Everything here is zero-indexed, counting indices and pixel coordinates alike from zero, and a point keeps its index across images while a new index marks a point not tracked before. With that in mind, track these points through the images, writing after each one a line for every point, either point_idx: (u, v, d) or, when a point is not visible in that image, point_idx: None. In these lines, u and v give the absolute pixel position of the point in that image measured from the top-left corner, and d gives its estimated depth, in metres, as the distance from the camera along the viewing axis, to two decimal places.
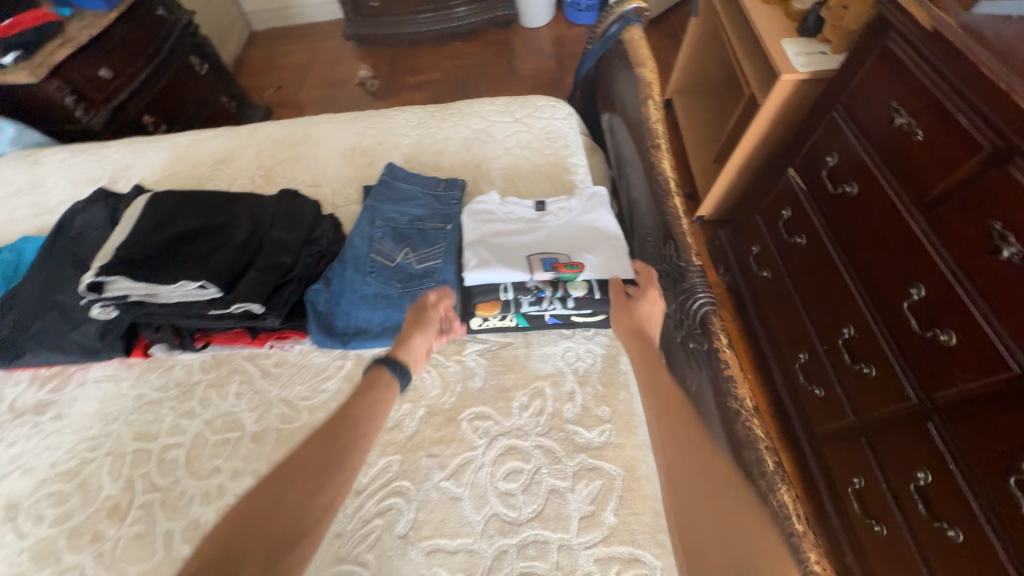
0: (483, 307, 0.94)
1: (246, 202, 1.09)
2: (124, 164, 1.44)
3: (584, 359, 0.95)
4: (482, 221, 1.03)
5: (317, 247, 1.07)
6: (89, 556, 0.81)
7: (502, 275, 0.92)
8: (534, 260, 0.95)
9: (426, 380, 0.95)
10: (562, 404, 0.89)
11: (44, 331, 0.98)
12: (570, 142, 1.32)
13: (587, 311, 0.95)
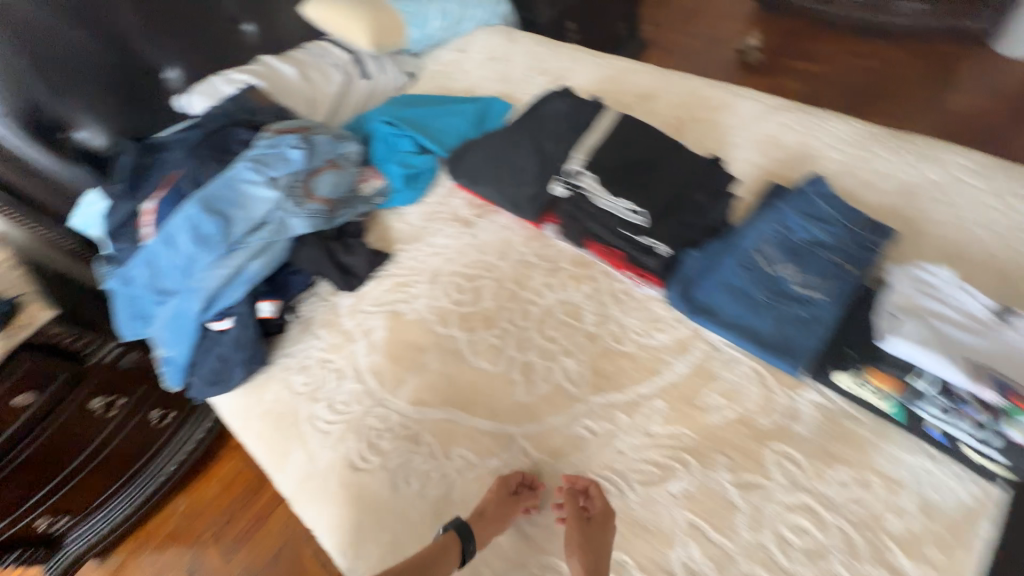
0: (884, 382, 0.68)
1: (463, 148, 1.12)
2: (305, 77, 1.34)
3: (938, 492, 0.64)
4: (929, 296, 0.71)
5: (530, 205, 0.99)
6: (310, 501, 0.81)
7: (940, 365, 0.64)
8: (1000, 379, 0.62)
9: (669, 387, 0.78)
10: (884, 504, 0.64)
11: (257, 249, 0.95)
12: (844, 127, 1.04)
13: (993, 449, 0.63)
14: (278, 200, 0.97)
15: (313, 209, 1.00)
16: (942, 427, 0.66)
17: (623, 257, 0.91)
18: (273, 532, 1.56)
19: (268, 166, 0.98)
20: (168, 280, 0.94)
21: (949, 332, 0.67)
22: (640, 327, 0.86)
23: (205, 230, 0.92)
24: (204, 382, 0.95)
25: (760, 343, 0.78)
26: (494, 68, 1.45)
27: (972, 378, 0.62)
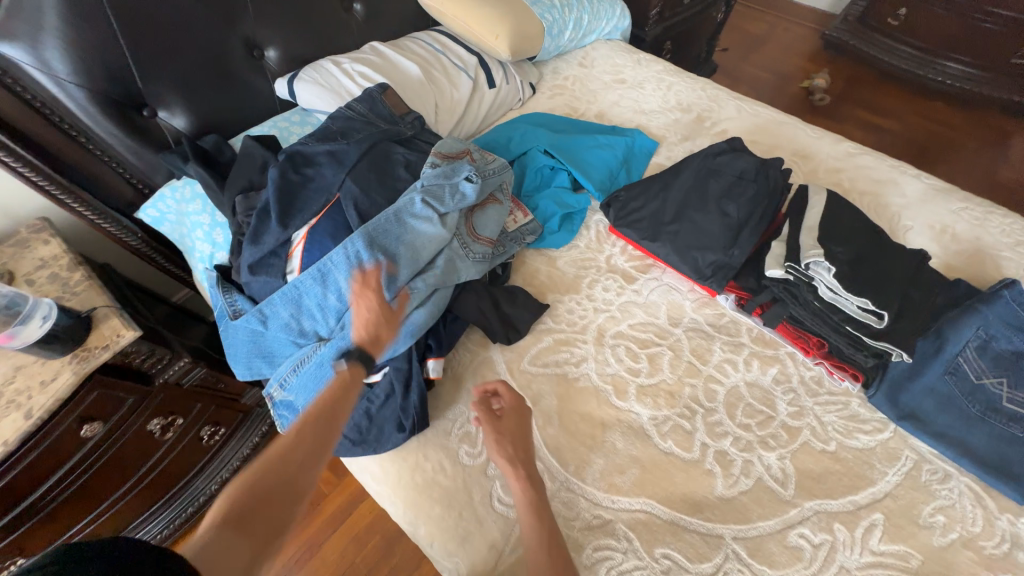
0: None
1: (627, 194, 1.03)
2: (429, 75, 1.18)
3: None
4: None
5: (714, 269, 0.92)
6: None
7: None
8: None
9: (885, 499, 0.76)
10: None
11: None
12: (1013, 223, 1.03)
13: None
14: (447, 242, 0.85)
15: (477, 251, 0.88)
16: None
17: (822, 346, 0.86)
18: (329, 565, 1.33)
19: (439, 202, 0.84)
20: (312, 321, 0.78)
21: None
22: (840, 425, 0.82)
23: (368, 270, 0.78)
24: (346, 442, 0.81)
25: (975, 461, 0.76)
26: (624, 93, 1.35)
27: None
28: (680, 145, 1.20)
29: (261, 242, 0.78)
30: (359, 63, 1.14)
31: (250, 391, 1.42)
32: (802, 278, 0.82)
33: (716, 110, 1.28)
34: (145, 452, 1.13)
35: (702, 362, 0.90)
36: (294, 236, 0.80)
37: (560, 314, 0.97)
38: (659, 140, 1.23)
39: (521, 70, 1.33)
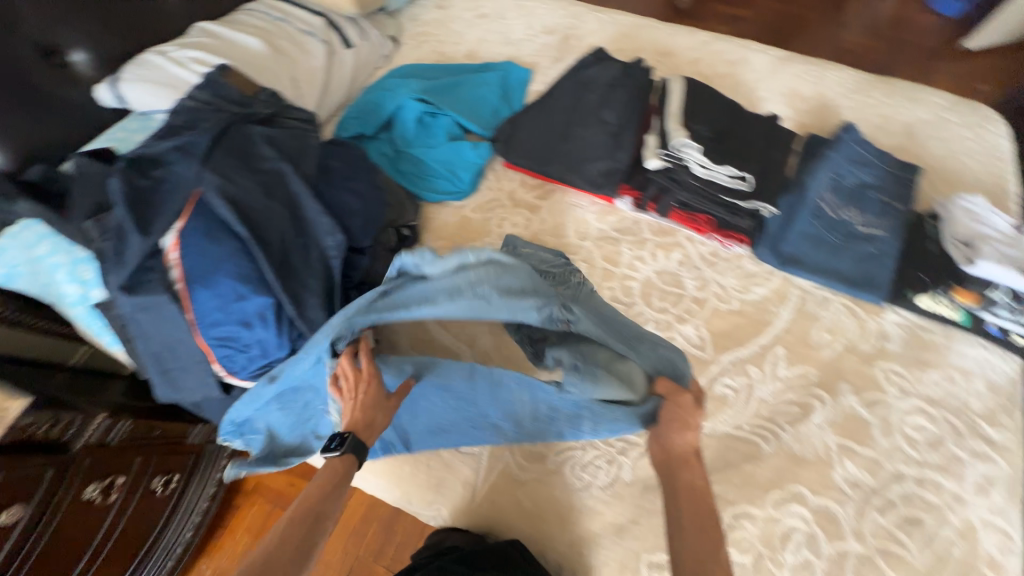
0: (963, 294, 0.81)
1: (512, 123, 1.04)
2: (275, 46, 1.08)
3: (997, 372, 0.83)
4: (988, 227, 0.83)
5: (606, 177, 0.97)
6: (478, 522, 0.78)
7: (1006, 276, 0.78)
8: None
9: (784, 334, 0.88)
10: (970, 394, 0.81)
11: (329, 275, 0.81)
12: (845, 74, 1.16)
13: None
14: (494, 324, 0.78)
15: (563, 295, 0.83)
16: (1001, 323, 0.82)
17: (710, 222, 0.95)
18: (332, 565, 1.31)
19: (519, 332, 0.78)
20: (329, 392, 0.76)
21: (1002, 247, 0.81)
22: (739, 284, 0.93)
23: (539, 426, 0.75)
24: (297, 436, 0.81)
25: (847, 281, 0.90)
26: (489, 27, 1.32)
27: None
28: (553, 67, 1.21)
29: (125, 261, 0.69)
30: (189, 47, 1.02)
31: (196, 428, 1.23)
32: (676, 162, 0.91)
33: (580, 26, 1.29)
34: (92, 524, 0.99)
35: (613, 264, 0.96)
36: (164, 244, 0.72)
37: None
38: (533, 68, 1.23)
39: (377, 24, 1.26)
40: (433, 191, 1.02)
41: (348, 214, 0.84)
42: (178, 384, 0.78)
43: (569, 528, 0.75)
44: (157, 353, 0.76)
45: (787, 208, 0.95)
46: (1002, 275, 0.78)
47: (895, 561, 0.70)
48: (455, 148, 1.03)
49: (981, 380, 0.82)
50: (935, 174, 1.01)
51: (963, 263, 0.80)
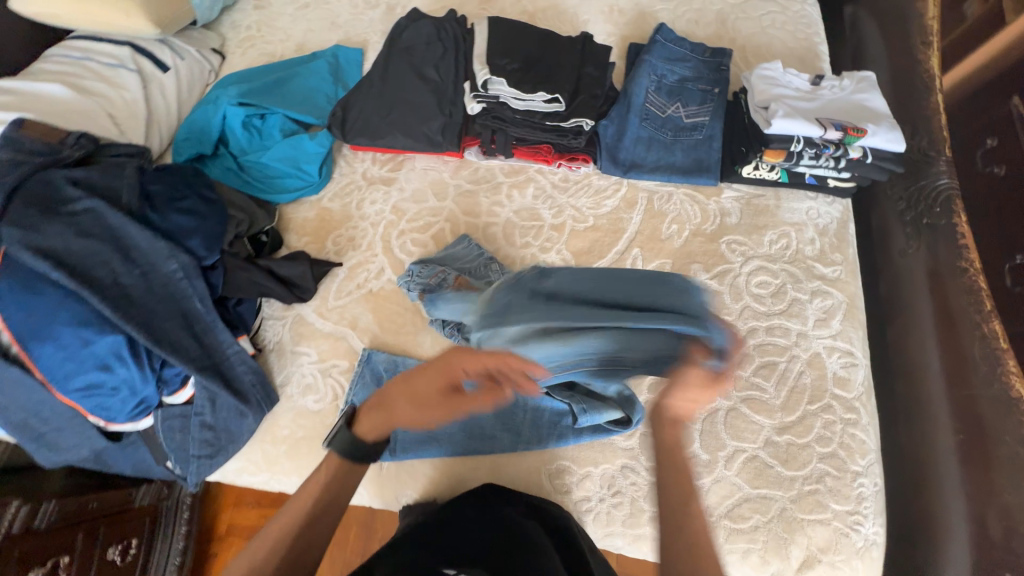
0: (771, 155, 0.86)
1: (344, 104, 1.03)
2: (78, 84, 1.01)
3: (822, 216, 0.91)
4: (780, 90, 0.88)
5: (443, 134, 0.99)
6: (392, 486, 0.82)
7: (802, 127, 0.83)
8: (837, 124, 0.83)
9: (637, 236, 0.93)
10: (803, 244, 0.89)
11: (178, 297, 0.80)
12: None
13: (847, 175, 0.88)
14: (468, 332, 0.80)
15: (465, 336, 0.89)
16: (815, 172, 0.89)
17: (551, 150, 0.98)
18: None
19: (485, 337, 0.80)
20: (231, 415, 0.83)
21: (793, 103, 0.86)
22: (590, 202, 0.97)
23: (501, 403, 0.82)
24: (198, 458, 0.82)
25: (683, 171, 0.95)
26: (313, 15, 1.28)
27: (822, 127, 0.82)
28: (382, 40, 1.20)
29: None
30: None
31: (145, 488, 1.07)
32: (492, 100, 0.94)
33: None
34: None
35: (471, 214, 0.99)
36: None
37: (342, 245, 0.99)
38: (363, 45, 1.21)
39: (191, 38, 1.20)
40: (283, 190, 1.01)
41: (185, 233, 0.83)
42: (59, 445, 0.79)
43: (478, 464, 0.81)
44: (22, 422, 0.76)
45: (619, 116, 0.99)
46: (798, 126, 0.82)
47: (756, 404, 0.79)
48: (291, 143, 1.01)
49: (807, 230, 0.90)
50: (748, 54, 1.07)
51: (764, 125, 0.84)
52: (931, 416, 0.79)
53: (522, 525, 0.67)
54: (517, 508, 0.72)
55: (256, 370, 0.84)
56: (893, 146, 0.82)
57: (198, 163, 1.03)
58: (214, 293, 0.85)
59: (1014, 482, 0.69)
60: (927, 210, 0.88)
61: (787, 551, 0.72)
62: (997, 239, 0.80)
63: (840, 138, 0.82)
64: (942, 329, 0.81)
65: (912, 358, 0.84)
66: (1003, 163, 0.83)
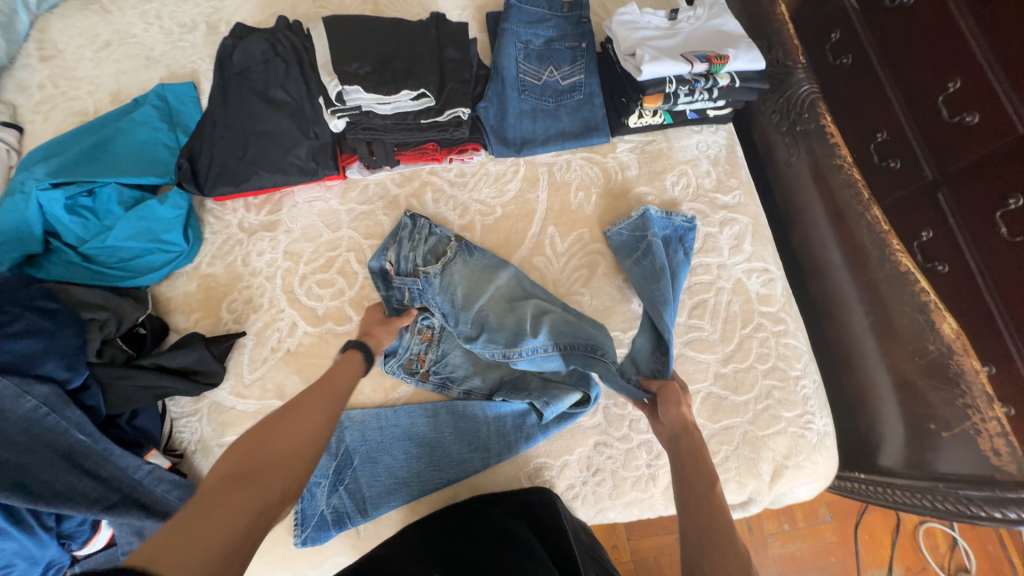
0: (650, 101, 0.85)
1: (188, 153, 0.89)
2: None
3: (712, 146, 0.93)
4: (642, 33, 0.86)
5: (315, 160, 0.89)
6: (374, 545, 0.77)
7: (671, 66, 0.82)
8: (701, 55, 0.83)
9: (548, 213, 0.91)
10: (701, 177, 0.91)
11: (50, 437, 0.67)
12: None
13: (723, 102, 0.90)
14: (468, 297, 0.82)
15: (415, 369, 0.83)
16: (695, 107, 0.90)
17: (437, 147, 0.92)
18: None
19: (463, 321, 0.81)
20: None
21: (657, 43, 0.85)
22: (493, 190, 0.93)
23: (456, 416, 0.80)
24: None
25: (575, 135, 0.93)
26: (120, 55, 1.08)
27: (689, 62, 0.82)
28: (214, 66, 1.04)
29: None
30: None
31: None
32: (355, 111, 0.85)
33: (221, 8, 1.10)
34: None
35: (374, 236, 0.91)
36: None
37: (239, 310, 0.87)
38: (193, 77, 1.04)
39: None
40: (149, 270, 0.86)
41: (32, 360, 0.69)
42: None
43: (456, 491, 0.77)
44: None
45: (496, 95, 0.94)
46: (668, 66, 0.81)
47: (699, 344, 0.81)
48: (136, 214, 0.85)
49: (702, 163, 0.92)
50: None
51: (636, 73, 0.83)
52: (844, 304, 0.86)
53: (509, 527, 0.67)
54: (501, 508, 0.71)
55: (180, 484, 0.73)
56: (755, 65, 0.84)
57: (30, 267, 0.85)
58: (97, 415, 0.72)
59: (911, 344, 0.77)
60: (798, 118, 0.93)
61: (758, 469, 0.77)
62: (861, 125, 0.86)
63: (707, 70, 0.83)
64: (834, 224, 0.88)
65: (817, 257, 0.91)
66: (849, 53, 0.88)
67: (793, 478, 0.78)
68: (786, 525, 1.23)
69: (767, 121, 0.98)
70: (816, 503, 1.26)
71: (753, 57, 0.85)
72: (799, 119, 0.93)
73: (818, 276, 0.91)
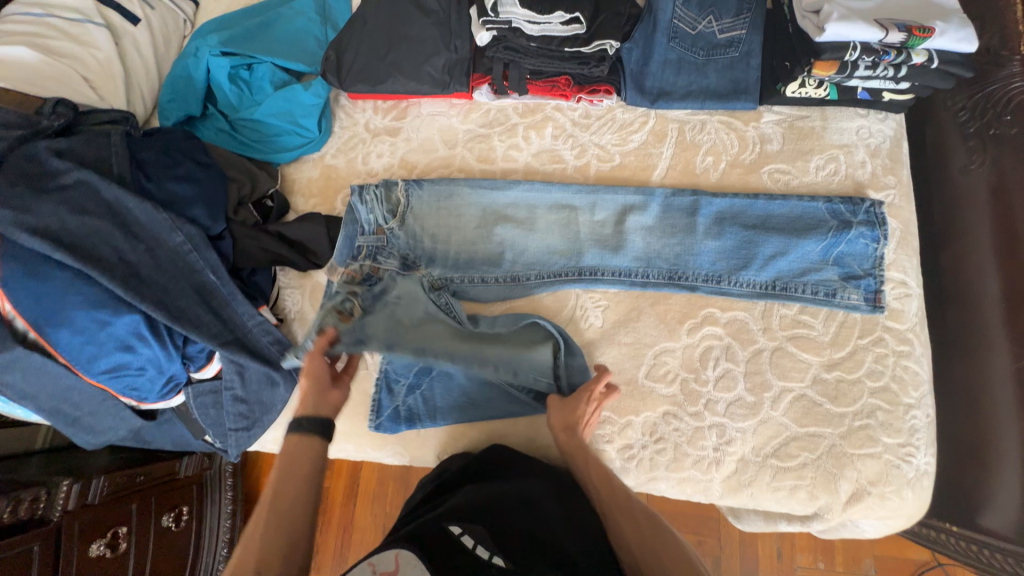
0: (822, 67, 0.76)
1: (336, 45, 0.92)
2: (43, 42, 0.90)
3: (874, 135, 0.83)
4: None
5: (449, 74, 0.90)
6: (434, 442, 0.83)
7: (860, 30, 0.71)
8: (900, 24, 0.72)
9: (668, 172, 0.86)
10: (854, 167, 0.81)
11: (190, 271, 0.76)
12: None
13: (905, 86, 0.78)
14: (547, 256, 0.85)
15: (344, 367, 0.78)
16: (870, 85, 0.79)
17: (570, 82, 0.89)
18: (363, 522, 1.25)
19: (535, 279, 0.84)
20: (257, 387, 0.80)
21: (849, 3, 0.75)
22: (616, 139, 0.89)
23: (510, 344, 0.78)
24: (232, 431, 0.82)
25: (716, 95, 0.86)
26: None
27: (883, 29, 0.71)
28: None
29: None
30: None
31: (184, 460, 1.10)
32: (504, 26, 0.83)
33: None
34: None
35: (486, 161, 0.91)
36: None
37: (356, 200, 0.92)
38: None
39: None
40: (283, 150, 0.93)
41: (186, 203, 0.78)
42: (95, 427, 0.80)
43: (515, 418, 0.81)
44: (55, 408, 0.74)
45: (645, 37, 0.88)
46: (858, 29, 0.71)
47: (804, 342, 0.75)
48: (282, 95, 0.91)
49: (856, 152, 0.82)
50: None
51: (816, 35, 0.74)
52: (989, 343, 0.75)
53: (546, 511, 0.65)
54: (548, 488, 0.69)
55: (281, 341, 0.81)
56: (962, 48, 0.71)
57: (189, 126, 0.95)
58: (226, 262, 0.81)
59: None
60: (994, 120, 0.79)
61: (836, 486, 0.71)
62: None
63: (904, 41, 0.71)
64: (1001, 250, 0.76)
65: (967, 285, 0.80)
66: None
67: (872, 508, 0.71)
68: (822, 563, 1.17)
69: (953, 120, 0.85)
70: (862, 553, 1.18)
71: (964, 37, 0.72)
72: (995, 125, 0.79)
73: (962, 306, 0.80)
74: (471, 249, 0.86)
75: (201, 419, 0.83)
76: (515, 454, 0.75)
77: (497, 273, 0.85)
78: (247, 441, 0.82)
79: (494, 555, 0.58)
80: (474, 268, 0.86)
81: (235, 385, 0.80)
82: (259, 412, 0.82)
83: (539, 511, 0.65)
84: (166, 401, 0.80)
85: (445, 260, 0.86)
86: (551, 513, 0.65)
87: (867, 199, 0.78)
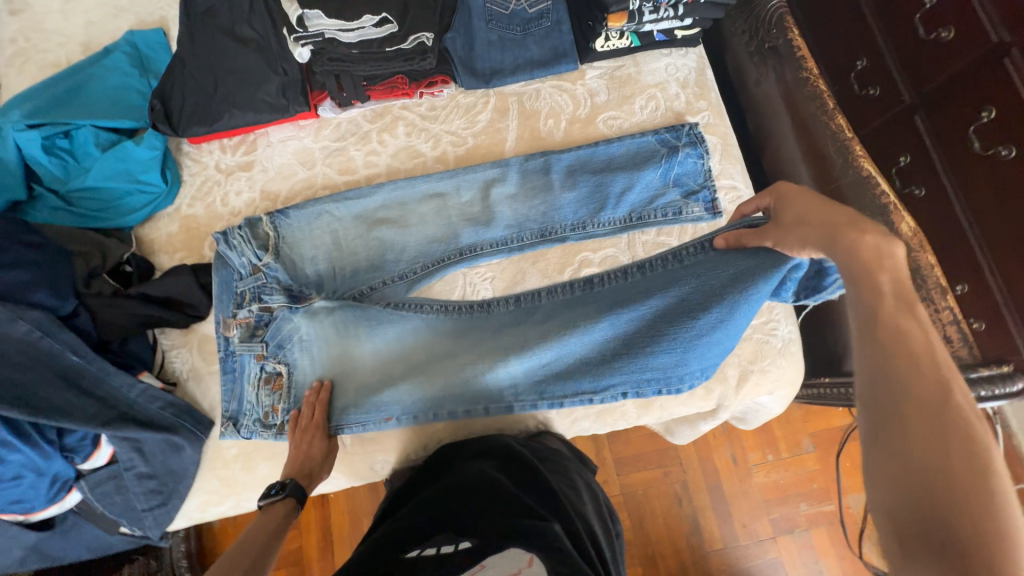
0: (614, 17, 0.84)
1: (159, 93, 0.89)
2: None
3: (681, 69, 0.93)
4: None
5: (283, 98, 0.90)
6: (365, 454, 0.83)
7: None
8: None
9: (519, 141, 0.92)
10: (671, 100, 0.91)
11: (47, 359, 0.71)
12: None
13: (689, 20, 0.89)
14: (426, 246, 0.87)
15: (272, 422, 0.80)
16: (662, 26, 0.89)
17: (406, 80, 0.92)
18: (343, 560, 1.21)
19: (420, 271, 0.86)
20: (158, 456, 0.76)
21: None
22: (465, 123, 0.93)
23: (423, 341, 0.82)
24: (144, 513, 0.76)
25: (541, 65, 0.93)
26: (87, 4, 1.07)
27: None
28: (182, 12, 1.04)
29: None
30: None
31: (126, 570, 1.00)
32: (319, 39, 0.85)
33: None
34: None
35: (348, 172, 0.92)
36: None
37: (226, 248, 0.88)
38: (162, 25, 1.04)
39: None
40: (131, 211, 0.88)
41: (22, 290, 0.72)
42: None
43: None
44: None
45: (463, 23, 0.92)
46: None
47: None
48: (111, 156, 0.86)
49: (670, 87, 0.92)
50: None
51: None
52: None
53: (495, 479, 0.67)
54: (491, 462, 0.72)
55: (173, 402, 0.77)
56: None
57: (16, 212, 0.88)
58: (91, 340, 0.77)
59: None
60: (766, 35, 0.93)
61: (724, 374, 0.80)
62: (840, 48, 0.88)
63: None
64: (801, 141, 0.89)
65: (788, 176, 0.92)
66: None
67: (759, 383, 0.81)
68: (769, 455, 1.31)
69: (741, 44, 0.98)
70: (800, 434, 1.32)
71: None
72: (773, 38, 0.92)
73: None
74: (353, 260, 0.87)
75: (109, 511, 0.77)
76: (453, 451, 0.77)
77: (383, 276, 0.86)
78: (165, 517, 0.77)
79: (459, 542, 0.59)
80: (359, 277, 0.86)
81: (134, 462, 0.75)
82: (170, 482, 0.77)
83: (488, 482, 0.67)
84: (60, 505, 0.74)
85: (330, 279, 0.86)
86: (499, 478, 0.68)
87: (687, 123, 0.89)
